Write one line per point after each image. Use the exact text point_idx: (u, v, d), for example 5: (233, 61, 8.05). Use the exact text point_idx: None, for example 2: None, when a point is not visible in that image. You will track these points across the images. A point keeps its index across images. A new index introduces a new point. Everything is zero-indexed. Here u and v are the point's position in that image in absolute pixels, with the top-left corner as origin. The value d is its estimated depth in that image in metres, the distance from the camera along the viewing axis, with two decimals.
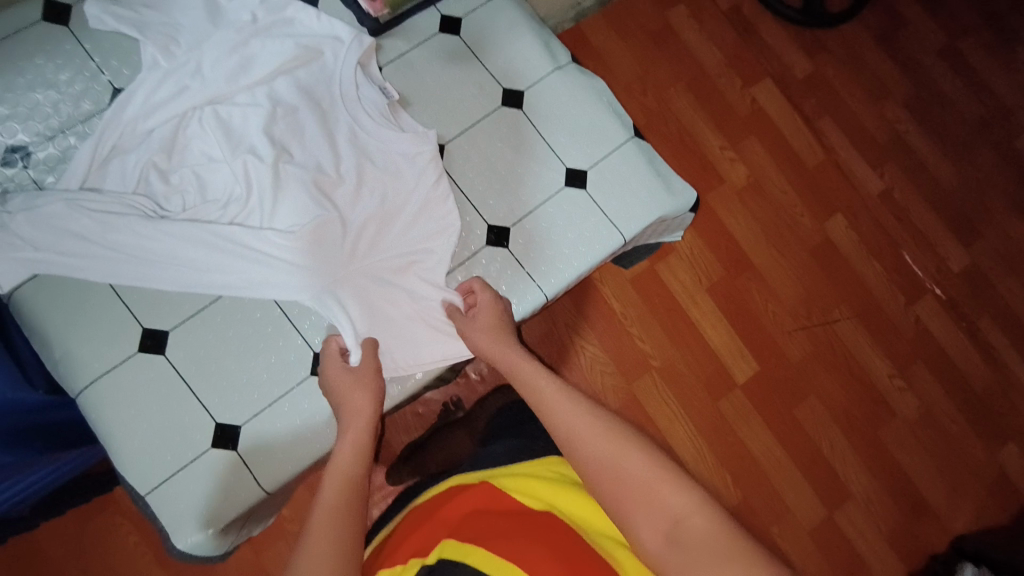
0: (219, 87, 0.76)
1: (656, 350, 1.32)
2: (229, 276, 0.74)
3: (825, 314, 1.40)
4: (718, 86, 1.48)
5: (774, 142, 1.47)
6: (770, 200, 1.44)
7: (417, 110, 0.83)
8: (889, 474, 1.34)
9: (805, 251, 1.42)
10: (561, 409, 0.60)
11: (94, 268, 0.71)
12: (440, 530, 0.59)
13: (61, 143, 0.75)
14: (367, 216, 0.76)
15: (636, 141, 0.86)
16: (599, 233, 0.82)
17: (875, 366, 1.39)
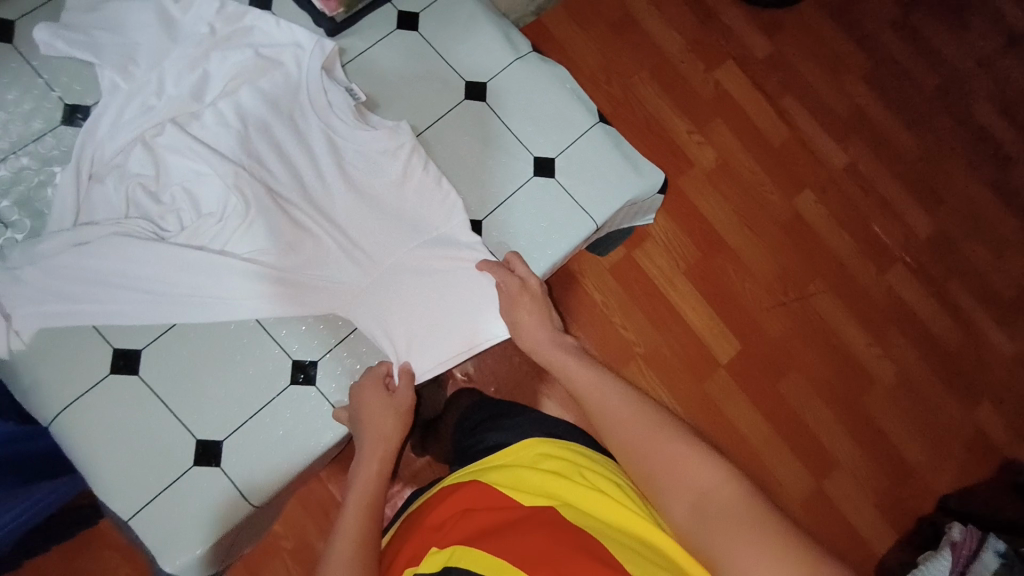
0: (179, 104, 0.74)
1: (639, 335, 1.33)
2: (241, 295, 0.71)
3: (801, 288, 1.42)
4: (681, 71, 1.49)
5: (740, 123, 1.49)
6: (740, 179, 1.46)
7: (386, 109, 0.82)
8: (873, 441, 1.37)
9: (778, 228, 1.45)
10: (597, 391, 0.59)
11: (108, 309, 0.69)
12: (439, 528, 0.56)
13: (13, 165, 0.72)
14: (370, 223, 0.76)
15: (602, 126, 0.86)
16: (572, 220, 0.82)
17: (853, 336, 1.42)
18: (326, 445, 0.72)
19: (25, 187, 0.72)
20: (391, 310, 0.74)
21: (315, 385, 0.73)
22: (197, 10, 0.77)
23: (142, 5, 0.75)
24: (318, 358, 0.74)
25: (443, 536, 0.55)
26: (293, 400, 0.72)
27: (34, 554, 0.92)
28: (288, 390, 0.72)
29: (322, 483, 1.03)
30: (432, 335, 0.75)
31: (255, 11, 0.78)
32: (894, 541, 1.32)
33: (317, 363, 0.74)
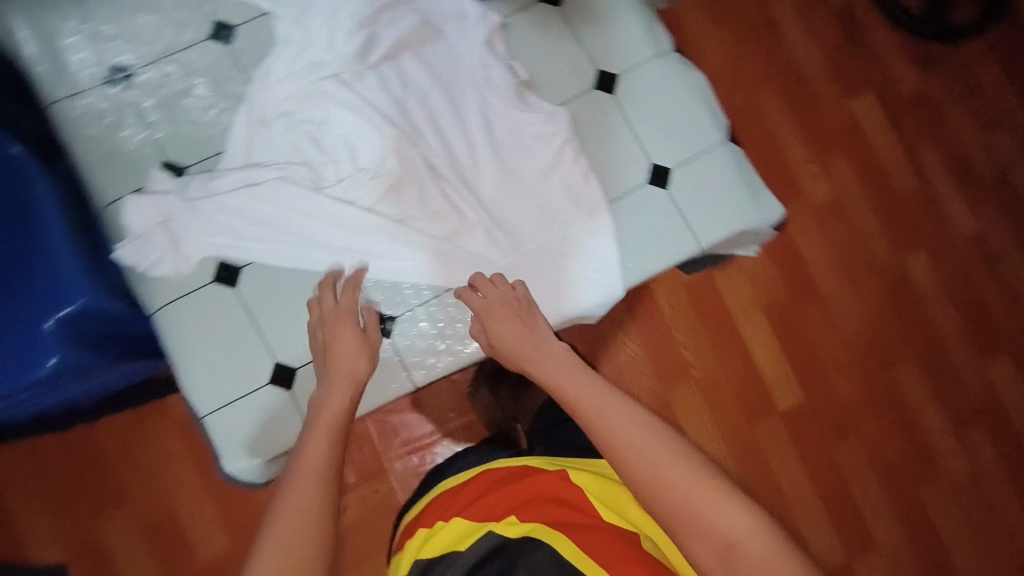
0: (347, 61, 0.75)
1: (699, 359, 1.29)
2: (386, 258, 0.75)
3: (887, 356, 1.32)
4: (815, 95, 1.38)
5: (866, 164, 1.37)
6: (850, 224, 1.35)
7: (544, 92, 0.79)
8: (921, 534, 1.28)
9: (878, 287, 1.34)
10: (609, 417, 0.59)
11: (266, 248, 0.73)
12: (512, 501, 0.73)
13: (159, 69, 0.74)
14: (510, 206, 0.77)
15: (728, 146, 0.81)
16: (674, 239, 0.79)
17: (930, 420, 1.31)
18: (389, 396, 0.77)
19: (168, 92, 0.74)
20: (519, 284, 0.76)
21: (390, 338, 0.76)
22: None
23: None
24: (396, 315, 0.77)
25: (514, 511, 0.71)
26: None
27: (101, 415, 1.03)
28: None
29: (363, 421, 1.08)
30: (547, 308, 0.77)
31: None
32: None
33: (395, 319, 0.77)
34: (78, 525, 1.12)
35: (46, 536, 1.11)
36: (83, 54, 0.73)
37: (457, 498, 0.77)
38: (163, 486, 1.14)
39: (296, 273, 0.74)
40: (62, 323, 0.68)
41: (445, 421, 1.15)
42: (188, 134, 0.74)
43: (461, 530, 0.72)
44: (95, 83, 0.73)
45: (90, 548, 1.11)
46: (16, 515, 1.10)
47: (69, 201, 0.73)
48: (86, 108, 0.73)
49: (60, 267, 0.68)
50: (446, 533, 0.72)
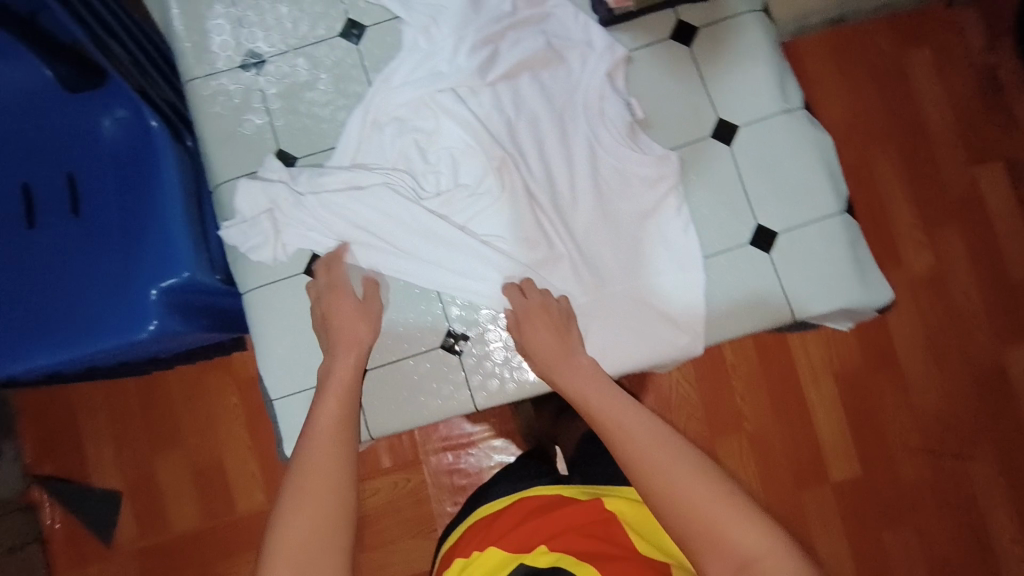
0: (466, 75, 0.74)
1: (755, 413, 1.23)
2: (469, 278, 0.75)
3: (965, 449, 1.22)
4: (936, 157, 1.27)
5: (980, 240, 1.26)
6: (950, 301, 1.25)
7: (658, 133, 0.76)
8: None
9: (969, 374, 1.23)
10: (628, 431, 0.63)
11: (359, 250, 0.75)
12: (549, 529, 0.69)
13: (290, 60, 0.77)
14: (601, 244, 0.75)
15: (845, 217, 0.76)
16: (769, 305, 0.75)
17: (1000, 527, 1.21)
18: (449, 412, 0.77)
19: (293, 83, 0.77)
20: (598, 325, 0.75)
21: (458, 355, 0.77)
22: None
23: None
24: (471, 335, 0.77)
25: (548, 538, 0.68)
26: (436, 361, 0.77)
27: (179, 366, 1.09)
28: (435, 349, 0.77)
29: None
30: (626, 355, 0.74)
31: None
32: None
33: (468, 338, 0.77)
34: (137, 457, 1.22)
35: (109, 461, 1.22)
36: (224, 38, 0.77)
37: (495, 526, 0.73)
38: (212, 437, 1.21)
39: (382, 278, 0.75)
40: (166, 292, 0.72)
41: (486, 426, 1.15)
42: (306, 126, 0.77)
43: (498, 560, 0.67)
44: (231, 66, 0.77)
45: (142, 480, 1.21)
46: (87, 437, 1.22)
47: (189, 174, 0.77)
48: (219, 88, 0.77)
49: (172, 238, 0.73)
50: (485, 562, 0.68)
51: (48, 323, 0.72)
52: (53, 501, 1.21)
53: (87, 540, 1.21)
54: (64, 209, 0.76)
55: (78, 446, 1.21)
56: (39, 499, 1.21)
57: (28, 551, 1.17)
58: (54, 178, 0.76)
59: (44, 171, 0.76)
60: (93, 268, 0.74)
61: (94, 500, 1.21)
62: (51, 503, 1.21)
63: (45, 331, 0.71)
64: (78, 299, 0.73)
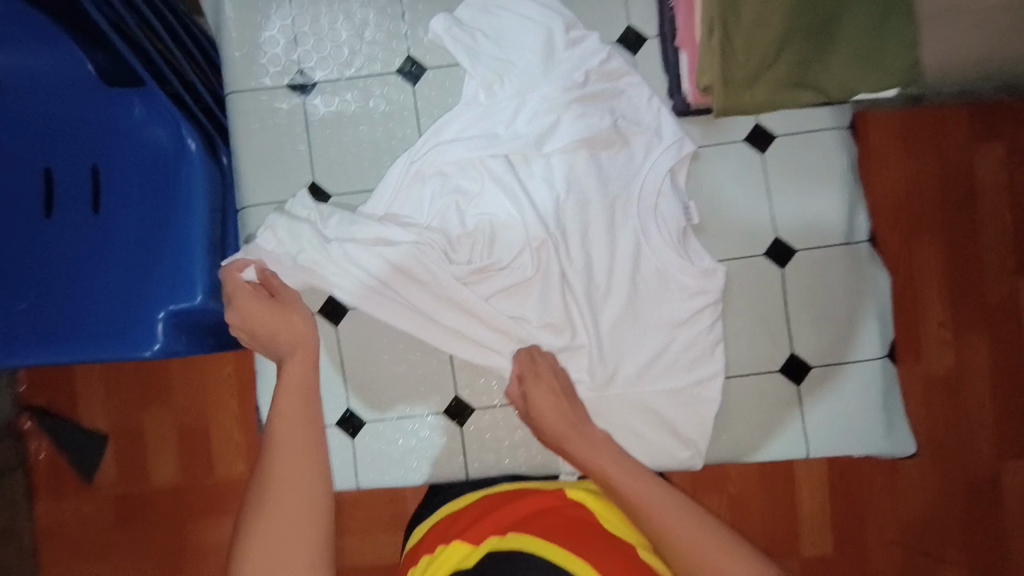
0: (521, 142, 0.72)
1: (739, 477, 1.22)
2: (487, 356, 0.73)
3: (939, 553, 1.22)
4: (985, 262, 1.22)
5: (1007, 354, 1.22)
6: (960, 409, 1.22)
7: (709, 239, 0.73)
8: None
9: (962, 482, 1.22)
10: (631, 489, 0.61)
11: (379, 307, 0.72)
12: (514, 518, 0.61)
13: (341, 89, 0.73)
14: (625, 347, 0.72)
15: (884, 362, 0.72)
16: (786, 436, 0.72)
17: None
18: (438, 480, 0.75)
19: (341, 116, 0.73)
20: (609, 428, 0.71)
21: (458, 427, 0.74)
22: (580, 53, 0.73)
23: (536, 31, 0.73)
24: (476, 409, 0.74)
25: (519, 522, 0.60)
26: (434, 428, 0.74)
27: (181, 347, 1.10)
28: (436, 417, 0.74)
29: None
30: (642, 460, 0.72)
31: (636, 77, 0.73)
32: None
33: (473, 413, 0.74)
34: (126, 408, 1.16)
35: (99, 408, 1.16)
36: (276, 52, 0.73)
37: (454, 524, 0.64)
38: (203, 399, 1.15)
39: (397, 336, 0.74)
40: (174, 315, 0.70)
41: None
42: (347, 162, 0.73)
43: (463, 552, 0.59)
44: (279, 84, 0.73)
45: (129, 430, 1.16)
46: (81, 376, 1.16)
47: (218, 194, 0.75)
48: (263, 106, 0.73)
49: (190, 259, 0.71)
50: (450, 559, 0.58)
51: (49, 323, 0.69)
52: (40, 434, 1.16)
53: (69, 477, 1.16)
54: (85, 206, 0.73)
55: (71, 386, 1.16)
56: (27, 428, 1.15)
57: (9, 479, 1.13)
58: (79, 170, 0.73)
59: (68, 162, 0.73)
60: (106, 273, 0.71)
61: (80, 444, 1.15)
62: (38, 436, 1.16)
63: (42, 332, 0.68)
64: (84, 303, 0.70)
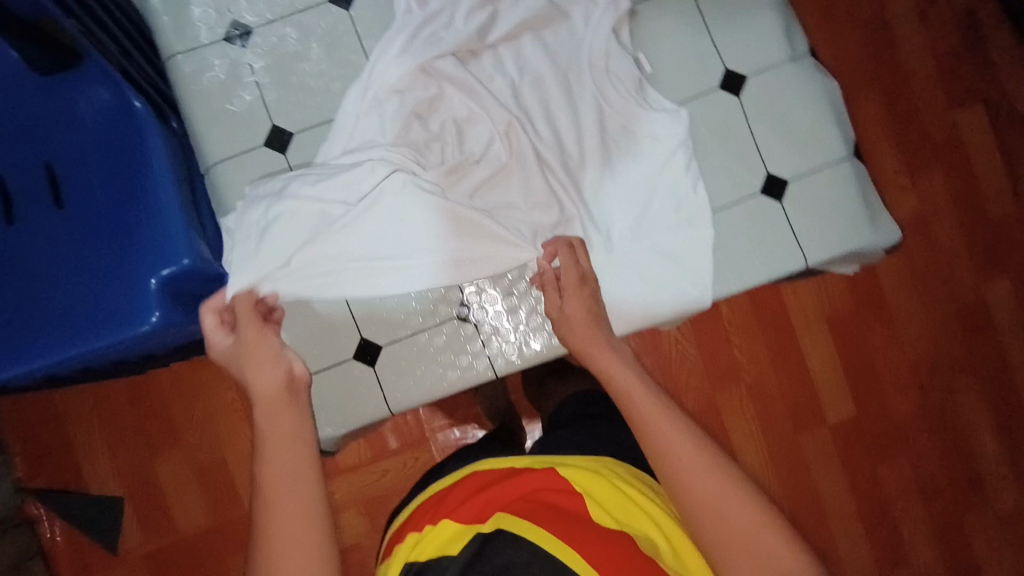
0: (464, 39, 0.73)
1: (752, 364, 1.42)
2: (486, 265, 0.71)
3: (951, 381, 1.47)
4: (919, 102, 1.44)
5: (962, 180, 1.45)
6: (934, 242, 1.46)
7: (666, 87, 0.76)
8: (956, 549, 1.47)
9: (953, 311, 1.47)
10: (636, 401, 0.64)
11: (359, 249, 0.70)
12: (502, 499, 0.66)
13: (277, 30, 0.74)
14: (612, 208, 0.74)
15: (853, 162, 0.76)
16: (782, 251, 0.75)
17: (980, 437, 1.49)
18: (468, 383, 0.76)
19: (283, 55, 0.74)
20: (613, 286, 0.74)
21: (473, 325, 0.76)
22: None
23: None
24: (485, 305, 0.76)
25: (508, 501, 0.65)
26: (452, 332, 0.76)
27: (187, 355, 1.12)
28: (451, 321, 0.76)
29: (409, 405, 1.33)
30: (650, 310, 0.74)
31: None
32: None
33: (483, 309, 0.76)
34: (136, 461, 1.28)
35: (107, 470, 1.28)
36: (205, 8, 0.73)
37: (446, 501, 0.70)
38: (214, 432, 1.28)
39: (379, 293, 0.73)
40: (165, 281, 0.68)
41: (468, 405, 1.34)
42: (301, 99, 0.74)
43: (452, 531, 0.64)
44: (216, 39, 0.73)
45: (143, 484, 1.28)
46: (81, 447, 1.27)
47: (180, 161, 0.74)
48: (203, 64, 0.73)
49: (166, 225, 0.69)
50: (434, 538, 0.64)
51: (38, 325, 0.67)
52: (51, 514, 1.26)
53: (94, 549, 1.27)
54: (45, 202, 0.71)
55: (74, 457, 1.27)
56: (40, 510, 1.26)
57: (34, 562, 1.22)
58: (31, 169, 0.71)
59: (19, 166, 0.71)
60: (86, 262, 0.69)
61: (100, 511, 1.27)
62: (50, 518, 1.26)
63: (37, 335, 0.67)
64: (71, 297, 0.68)
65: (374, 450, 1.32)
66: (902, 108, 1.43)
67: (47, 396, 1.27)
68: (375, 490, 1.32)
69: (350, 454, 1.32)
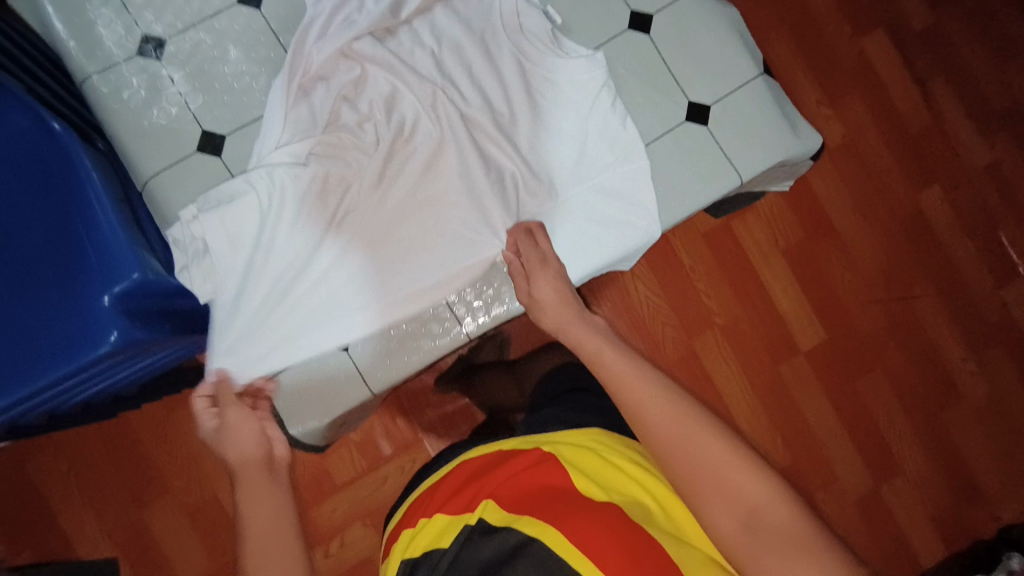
0: (379, 17, 0.75)
1: (720, 307, 1.46)
2: (443, 258, 0.75)
3: (906, 291, 1.55)
4: (825, 33, 1.52)
5: (878, 102, 1.54)
6: (865, 162, 1.53)
7: (578, 36, 0.80)
8: (942, 449, 1.54)
9: (895, 223, 1.54)
10: (609, 366, 0.64)
11: (321, 262, 0.73)
12: (492, 487, 0.65)
13: (190, 37, 0.74)
14: (549, 155, 0.77)
15: (765, 78, 0.81)
16: (717, 170, 0.78)
17: (943, 338, 1.56)
18: (446, 350, 0.77)
19: (202, 60, 0.74)
20: (564, 231, 0.77)
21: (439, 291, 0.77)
22: None
23: None
24: None
25: (498, 482, 0.65)
26: None
27: (161, 393, 1.10)
28: None
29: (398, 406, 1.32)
30: (603, 247, 0.77)
31: None
32: (927, 532, 1.51)
33: None
34: (124, 518, 1.24)
35: (94, 531, 1.23)
36: (113, 26, 0.73)
37: (434, 499, 0.69)
38: (201, 474, 1.25)
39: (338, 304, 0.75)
40: (119, 299, 0.67)
41: (456, 395, 1.34)
42: (226, 100, 0.75)
43: (444, 523, 0.64)
44: (131, 54, 0.73)
45: (135, 539, 1.24)
46: (62, 514, 1.22)
47: (116, 181, 0.73)
48: (120, 80, 0.73)
49: (107, 244, 0.68)
50: (427, 530, 0.65)
51: None
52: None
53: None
54: None
55: (56, 525, 1.22)
56: None
57: None
58: None
59: None
60: (31, 297, 0.68)
61: None
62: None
63: None
64: (22, 333, 0.67)
65: (369, 460, 1.30)
66: (812, 42, 1.51)
67: (18, 469, 1.22)
68: (377, 499, 1.30)
69: (343, 467, 1.30)
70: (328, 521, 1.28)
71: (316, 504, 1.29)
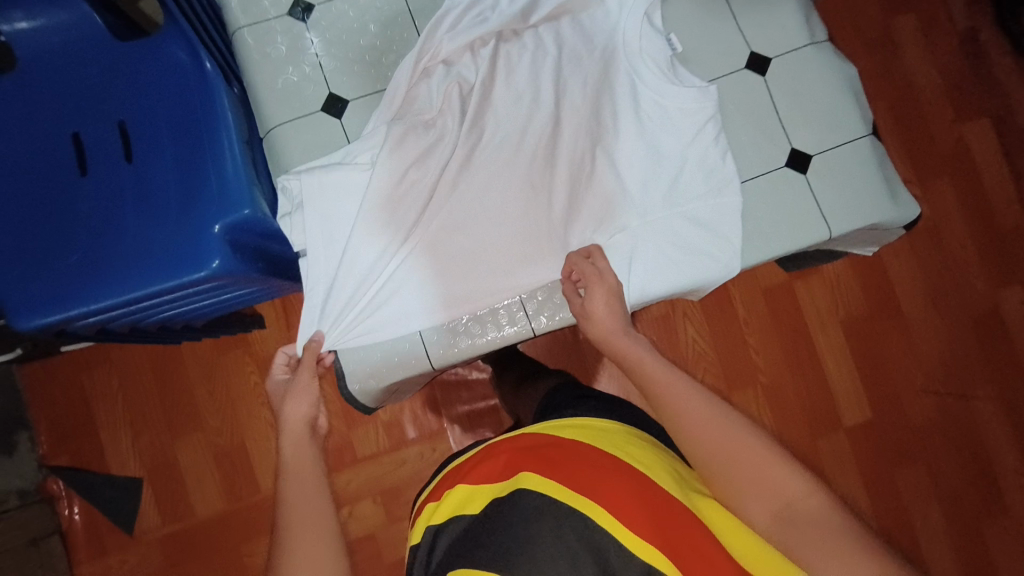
0: (508, 21, 0.79)
1: (766, 366, 1.43)
2: (507, 261, 0.78)
3: (966, 388, 1.48)
4: (925, 112, 1.49)
5: (969, 192, 1.49)
6: (944, 248, 1.49)
7: (693, 68, 0.82)
8: (976, 564, 1.44)
9: (966, 317, 1.48)
10: (650, 374, 0.63)
11: (393, 243, 0.76)
12: (514, 457, 0.59)
13: (336, 7, 0.80)
14: (643, 176, 0.79)
15: (873, 139, 0.81)
16: (808, 219, 0.79)
17: (997, 446, 1.48)
18: (509, 340, 0.80)
19: (341, 29, 0.80)
20: (645, 256, 0.78)
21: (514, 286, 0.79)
22: None
23: None
24: None
25: (524, 452, 0.60)
26: None
27: (223, 331, 1.17)
28: None
29: (430, 395, 1.34)
30: (678, 275, 0.77)
31: None
32: None
33: None
34: (156, 444, 1.29)
35: (126, 449, 1.29)
36: None
37: (460, 471, 0.64)
38: (235, 417, 1.30)
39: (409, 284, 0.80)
40: (227, 229, 0.73)
41: (488, 394, 1.35)
42: (356, 69, 0.80)
43: (462, 496, 0.59)
44: (281, 13, 0.80)
45: (162, 466, 1.29)
46: (103, 427, 1.29)
47: (242, 124, 0.80)
48: (267, 34, 0.79)
49: (229, 178, 0.74)
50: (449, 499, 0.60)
51: (102, 267, 0.71)
52: (70, 492, 1.27)
53: (110, 530, 1.27)
54: (117, 156, 0.76)
55: (95, 437, 1.29)
56: (57, 491, 1.26)
57: (49, 543, 1.22)
58: (105, 127, 0.77)
59: (94, 123, 0.77)
60: (150, 210, 0.74)
61: (118, 493, 1.28)
62: (69, 494, 1.27)
63: (99, 276, 0.71)
64: (134, 243, 0.72)
65: (393, 438, 1.33)
66: (909, 119, 1.49)
67: (74, 376, 1.30)
68: (392, 480, 1.32)
69: (365, 442, 1.32)
70: (342, 490, 1.31)
71: (333, 471, 1.32)
